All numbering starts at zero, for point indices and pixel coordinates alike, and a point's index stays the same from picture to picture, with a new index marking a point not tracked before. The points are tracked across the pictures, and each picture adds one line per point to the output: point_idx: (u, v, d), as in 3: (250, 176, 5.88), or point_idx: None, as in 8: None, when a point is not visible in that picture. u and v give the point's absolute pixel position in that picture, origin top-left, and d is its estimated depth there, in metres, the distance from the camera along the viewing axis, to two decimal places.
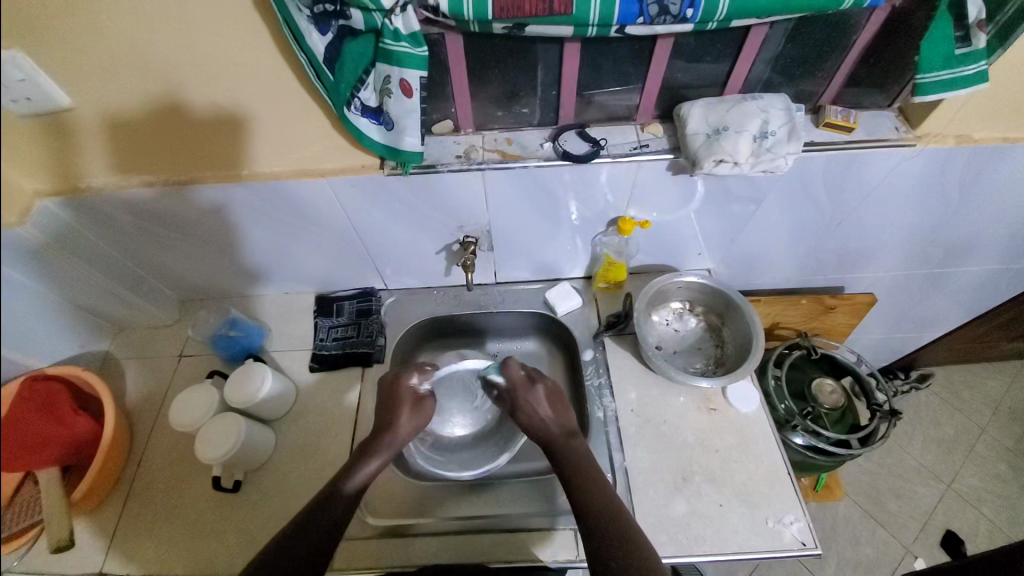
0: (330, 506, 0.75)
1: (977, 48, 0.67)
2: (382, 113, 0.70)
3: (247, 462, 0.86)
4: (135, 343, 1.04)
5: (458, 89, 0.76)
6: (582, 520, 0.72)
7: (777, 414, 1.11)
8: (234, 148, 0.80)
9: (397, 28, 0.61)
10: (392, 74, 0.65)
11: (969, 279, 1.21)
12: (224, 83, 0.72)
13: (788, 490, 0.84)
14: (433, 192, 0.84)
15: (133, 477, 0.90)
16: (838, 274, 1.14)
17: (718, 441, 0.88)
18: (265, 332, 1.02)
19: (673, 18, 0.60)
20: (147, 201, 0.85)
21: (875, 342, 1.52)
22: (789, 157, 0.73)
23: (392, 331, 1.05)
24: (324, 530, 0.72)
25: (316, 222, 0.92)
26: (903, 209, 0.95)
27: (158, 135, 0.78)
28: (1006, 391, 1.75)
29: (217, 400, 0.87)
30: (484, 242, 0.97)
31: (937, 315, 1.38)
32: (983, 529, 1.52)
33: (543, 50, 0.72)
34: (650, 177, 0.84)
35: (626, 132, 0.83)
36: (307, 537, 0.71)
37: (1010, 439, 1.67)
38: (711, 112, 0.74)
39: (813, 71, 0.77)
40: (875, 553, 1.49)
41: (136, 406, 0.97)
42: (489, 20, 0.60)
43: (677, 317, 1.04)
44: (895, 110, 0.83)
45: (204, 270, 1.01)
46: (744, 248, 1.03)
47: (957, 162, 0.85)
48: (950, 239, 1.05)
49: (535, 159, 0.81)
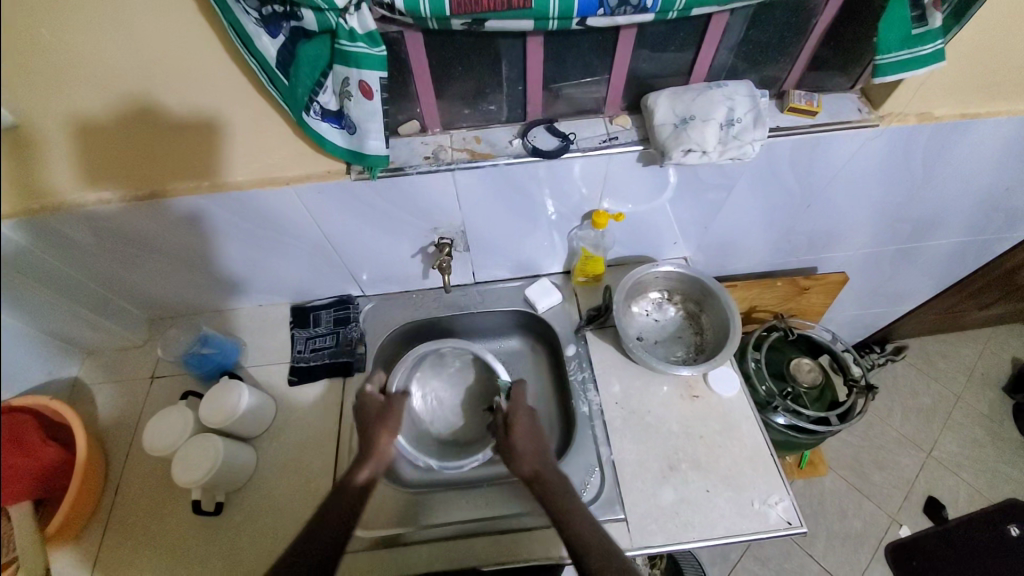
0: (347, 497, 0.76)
1: (932, 27, 0.67)
2: (343, 117, 0.67)
3: (228, 482, 0.84)
4: (105, 365, 1.00)
5: (421, 88, 0.74)
6: (577, 555, 0.68)
7: (758, 396, 1.12)
8: (193, 158, 0.77)
9: (352, 28, 0.58)
10: (351, 76, 0.62)
11: (938, 253, 1.25)
12: (181, 91, 0.70)
13: (772, 471, 0.85)
14: (403, 195, 0.83)
15: (111, 504, 0.87)
16: (812, 254, 1.16)
17: (702, 427, 0.89)
18: (239, 347, 0.99)
19: (633, 8, 0.59)
20: (108, 220, 0.81)
21: (851, 319, 1.56)
22: (756, 142, 0.73)
23: (372, 337, 1.03)
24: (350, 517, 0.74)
25: (287, 233, 0.89)
26: (871, 186, 0.96)
27: (116, 148, 0.75)
28: (980, 357, 1.82)
29: (193, 421, 0.84)
30: (460, 243, 0.95)
31: (909, 289, 1.42)
32: (963, 494, 1.58)
33: (506, 45, 0.70)
34: (622, 169, 0.83)
35: (595, 125, 0.82)
36: (316, 541, 0.70)
37: (984, 404, 1.74)
38: (677, 102, 0.74)
39: (775, 55, 0.78)
40: (862, 525, 1.54)
41: (108, 432, 0.93)
42: (447, 17, 0.58)
43: (656, 307, 1.04)
44: (857, 91, 0.84)
45: (175, 288, 0.98)
46: (719, 235, 1.04)
47: (919, 140, 0.87)
48: (919, 213, 1.07)
49: (505, 157, 0.79)
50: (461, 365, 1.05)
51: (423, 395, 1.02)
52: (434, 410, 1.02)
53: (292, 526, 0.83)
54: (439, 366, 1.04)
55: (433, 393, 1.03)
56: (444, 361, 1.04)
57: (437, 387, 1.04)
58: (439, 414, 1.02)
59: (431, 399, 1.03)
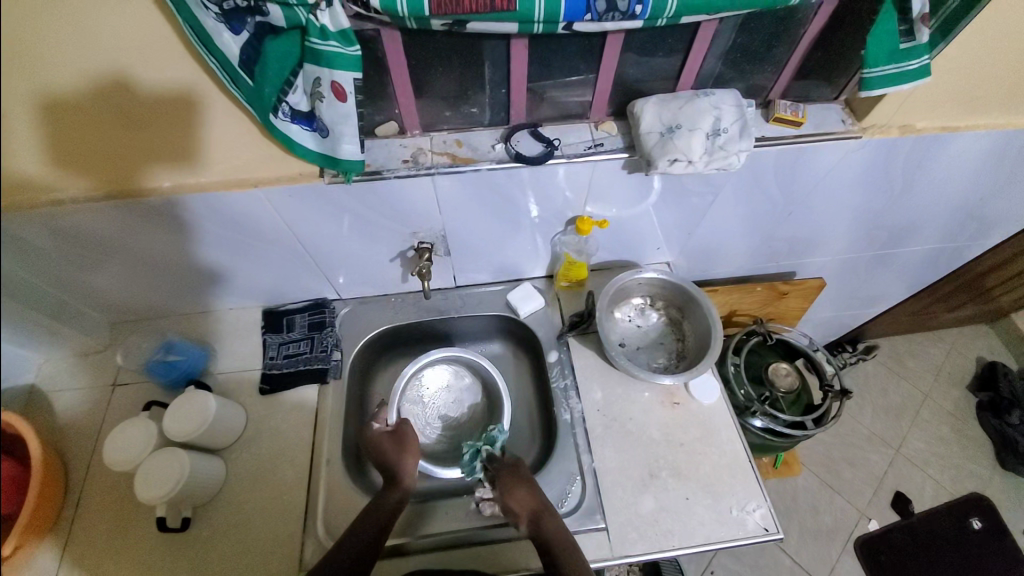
0: (363, 528, 0.75)
1: (920, 42, 0.66)
2: (315, 118, 0.62)
3: (195, 496, 0.80)
4: (62, 373, 0.94)
5: (400, 89, 0.71)
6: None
7: (737, 400, 1.12)
8: (151, 158, 0.72)
9: (323, 25, 0.54)
10: (323, 76, 0.58)
11: (913, 258, 1.28)
12: (141, 89, 0.65)
13: (750, 478, 0.86)
14: (380, 199, 0.79)
15: (71, 519, 0.82)
16: (792, 259, 1.17)
17: (682, 434, 0.89)
18: (208, 354, 0.95)
19: (621, 14, 0.57)
20: (63, 224, 0.76)
21: (827, 321, 1.59)
22: (741, 153, 0.72)
23: (349, 343, 1.00)
24: (360, 548, 0.73)
25: (258, 235, 0.85)
26: (852, 194, 0.97)
27: (77, 149, 0.70)
28: (946, 357, 1.89)
29: (156, 434, 0.80)
30: (440, 247, 0.93)
31: (883, 292, 1.46)
32: (928, 488, 1.65)
33: (490, 46, 0.67)
34: (607, 176, 0.82)
35: (580, 131, 0.80)
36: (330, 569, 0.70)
37: (950, 403, 1.81)
38: (664, 110, 0.72)
39: (763, 64, 0.77)
40: (833, 521, 1.60)
41: (67, 445, 0.88)
42: (426, 17, 0.55)
43: (639, 313, 1.03)
44: (842, 102, 0.84)
45: (138, 292, 0.93)
46: (702, 241, 1.04)
47: (900, 151, 0.87)
48: (895, 222, 1.09)
49: (487, 162, 0.77)
50: (418, 393, 1.04)
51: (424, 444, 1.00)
52: (450, 427, 1.03)
53: (266, 541, 0.80)
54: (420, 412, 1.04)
55: (438, 428, 1.02)
56: (427, 400, 1.04)
57: (440, 419, 1.03)
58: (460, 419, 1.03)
59: (443, 431, 1.02)
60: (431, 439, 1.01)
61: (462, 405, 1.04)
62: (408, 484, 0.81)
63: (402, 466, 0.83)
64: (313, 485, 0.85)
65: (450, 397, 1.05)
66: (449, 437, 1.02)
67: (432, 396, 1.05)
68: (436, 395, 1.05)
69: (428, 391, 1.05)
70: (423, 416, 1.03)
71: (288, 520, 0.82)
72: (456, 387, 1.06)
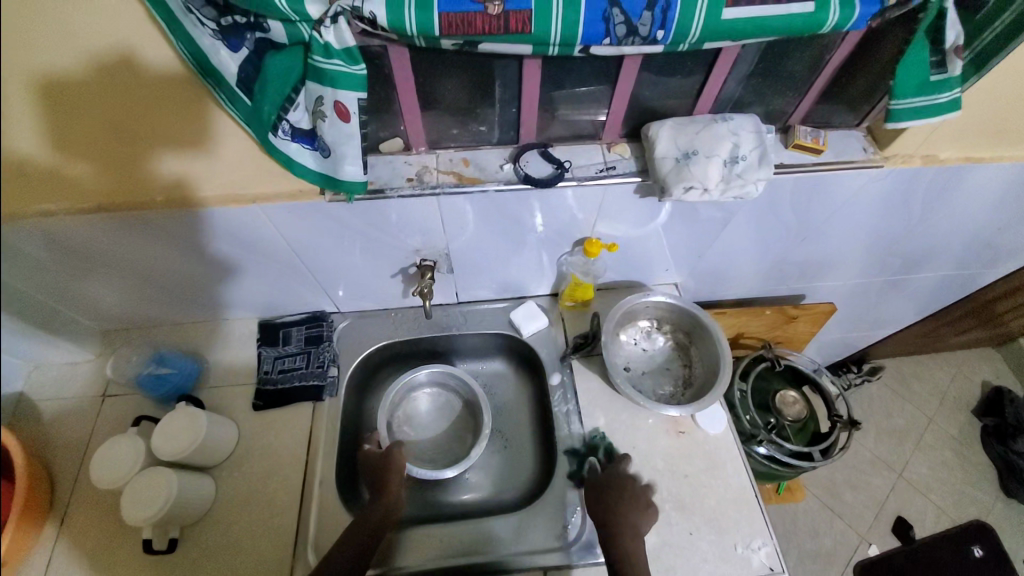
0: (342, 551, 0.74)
1: (952, 75, 0.64)
2: (316, 137, 0.59)
3: (183, 517, 0.78)
4: (52, 381, 0.92)
5: (406, 106, 0.68)
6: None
7: (742, 426, 1.09)
8: (159, 175, 0.71)
9: (327, 43, 0.52)
10: (325, 95, 0.55)
11: (925, 284, 1.25)
12: (142, 98, 0.62)
13: (756, 513, 0.83)
14: (383, 216, 0.77)
15: (53, 539, 0.79)
16: (803, 282, 1.13)
17: (687, 465, 0.87)
18: (199, 368, 0.92)
19: (641, 39, 0.54)
20: (62, 236, 0.74)
21: (834, 342, 1.56)
22: (759, 182, 0.69)
23: (346, 358, 0.97)
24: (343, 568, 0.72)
25: (254, 248, 0.83)
26: (868, 221, 0.93)
27: (82, 159, 0.68)
28: (952, 380, 1.86)
29: (144, 452, 0.78)
30: (443, 265, 0.90)
31: (892, 316, 1.43)
32: (931, 514, 1.63)
33: (501, 65, 0.65)
34: (618, 199, 0.79)
35: (592, 152, 0.77)
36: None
37: (954, 427, 1.78)
38: (680, 134, 0.70)
39: (785, 89, 0.74)
40: (833, 544, 1.57)
41: (54, 455, 0.86)
42: (436, 37, 0.53)
43: (645, 336, 1.01)
44: (863, 129, 0.81)
45: (133, 301, 0.90)
46: (712, 263, 1.01)
47: (921, 181, 0.84)
48: (910, 249, 1.06)
49: (494, 183, 0.74)
50: (405, 416, 1.01)
51: (426, 462, 0.98)
52: (449, 440, 1.00)
53: (254, 565, 0.78)
54: (412, 432, 1.01)
55: (437, 443, 1.00)
56: (418, 423, 1.01)
57: (433, 440, 1.00)
58: (455, 427, 1.01)
59: (436, 452, 0.99)
60: (431, 455, 0.99)
61: (452, 413, 1.03)
62: (396, 494, 0.81)
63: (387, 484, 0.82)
64: (305, 506, 0.83)
65: (440, 417, 1.02)
66: (443, 457, 0.99)
67: (421, 414, 1.02)
68: (425, 412, 1.03)
69: (415, 410, 1.02)
70: (415, 440, 1.00)
71: (278, 544, 0.80)
72: (438, 399, 1.04)
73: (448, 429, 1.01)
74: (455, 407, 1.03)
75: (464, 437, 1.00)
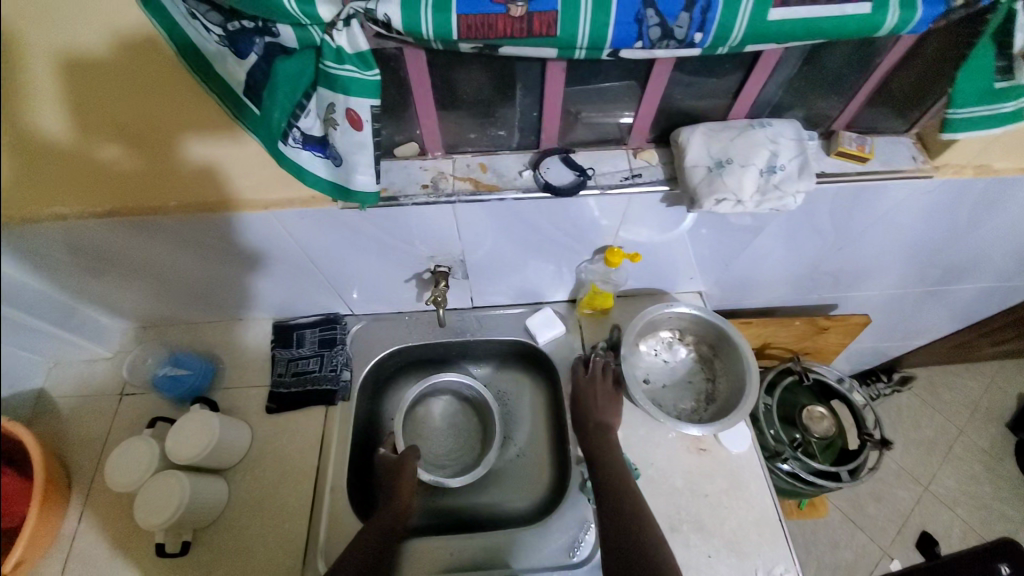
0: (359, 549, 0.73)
1: (1020, 83, 0.58)
2: (328, 145, 0.56)
3: (195, 520, 0.78)
4: (74, 378, 0.92)
5: (423, 110, 0.65)
6: None
7: (766, 441, 1.05)
8: (182, 175, 0.69)
9: (339, 47, 0.49)
10: (337, 102, 0.52)
11: (966, 295, 1.17)
12: (166, 95, 0.60)
13: (779, 538, 0.80)
14: (397, 223, 0.74)
15: (72, 538, 0.80)
16: (835, 292, 1.08)
17: (707, 485, 0.83)
18: (214, 369, 0.92)
19: (677, 42, 0.50)
20: (89, 236, 0.74)
21: (863, 351, 1.49)
22: (799, 194, 0.64)
23: (360, 362, 0.96)
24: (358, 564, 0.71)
25: (267, 251, 0.81)
26: (910, 230, 0.87)
27: (106, 158, 0.66)
28: (986, 392, 1.73)
29: (158, 456, 0.78)
30: (458, 271, 0.88)
31: (927, 326, 1.35)
32: (957, 530, 1.56)
33: (523, 67, 0.61)
34: (643, 208, 0.75)
35: (617, 159, 0.73)
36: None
37: (986, 441, 1.68)
38: (713, 141, 0.65)
39: (829, 92, 0.68)
40: (854, 557, 1.53)
41: (73, 453, 0.87)
42: (454, 41, 0.50)
43: (666, 347, 0.97)
44: (913, 135, 0.75)
45: (152, 300, 0.90)
46: (739, 272, 0.96)
47: (972, 192, 0.78)
48: (953, 260, 0.99)
49: (513, 190, 0.71)
50: (419, 422, 1.00)
51: (440, 467, 0.97)
52: (463, 447, 0.99)
53: (263, 571, 0.78)
54: (426, 437, 1.00)
55: (450, 451, 0.99)
56: (429, 430, 1.00)
57: (443, 448, 0.99)
58: (470, 434, 1.00)
59: (446, 460, 0.98)
60: (444, 463, 0.98)
61: (467, 419, 1.02)
62: (406, 500, 0.81)
63: (398, 489, 0.82)
64: (315, 512, 0.82)
65: (451, 425, 1.01)
66: (453, 465, 0.97)
67: (436, 420, 1.01)
68: (440, 418, 1.01)
69: (430, 415, 1.01)
70: (426, 447, 0.98)
71: (288, 552, 0.80)
72: (453, 405, 1.02)
73: (462, 436, 1.00)
74: (471, 413, 1.02)
75: (478, 445, 0.99)
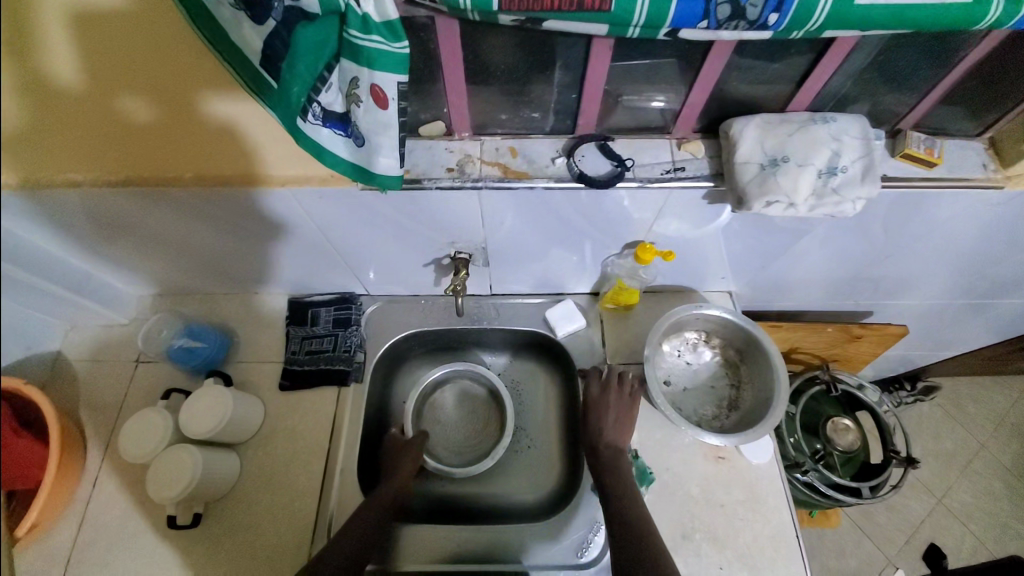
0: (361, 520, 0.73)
1: None
2: (350, 123, 0.52)
3: (207, 493, 0.78)
4: (91, 343, 0.92)
5: (453, 87, 0.60)
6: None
7: (784, 448, 1.03)
8: (198, 141, 0.66)
9: (366, 14, 0.45)
10: (362, 76, 0.48)
11: (1010, 309, 1.10)
12: (181, 52, 0.57)
13: (795, 554, 0.77)
14: (418, 208, 0.70)
15: (85, 503, 0.82)
16: (872, 300, 1.02)
17: (723, 495, 0.81)
18: (228, 342, 0.92)
19: (748, 23, 0.44)
20: (101, 204, 0.71)
21: (890, 358, 1.43)
22: (859, 201, 0.58)
23: (374, 344, 0.94)
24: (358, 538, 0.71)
25: (283, 228, 0.78)
26: (967, 241, 0.80)
27: (121, 119, 0.64)
28: (1013, 406, 1.67)
29: (171, 427, 0.78)
30: (478, 258, 0.84)
31: (962, 338, 1.28)
32: (968, 544, 1.52)
33: (565, 44, 0.56)
34: (682, 205, 0.69)
35: (659, 150, 0.67)
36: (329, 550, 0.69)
37: (1008, 456, 1.63)
38: (768, 137, 0.60)
39: (902, 86, 0.61)
40: (858, 564, 1.51)
41: (88, 418, 0.87)
42: (494, 12, 0.44)
43: (690, 349, 0.93)
44: (985, 139, 0.68)
45: (166, 270, 0.89)
46: (774, 275, 0.90)
47: None
48: (1006, 272, 0.92)
49: (544, 179, 0.66)
50: (431, 408, 0.99)
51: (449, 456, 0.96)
52: (473, 437, 0.97)
53: (271, 547, 0.79)
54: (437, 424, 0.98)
55: (461, 440, 0.97)
56: (439, 417, 0.98)
57: (454, 436, 0.98)
58: (482, 424, 0.98)
59: (455, 448, 0.97)
60: (455, 451, 0.96)
61: (479, 409, 0.99)
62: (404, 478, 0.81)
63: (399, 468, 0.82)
64: (324, 493, 0.82)
65: (462, 414, 0.99)
66: (462, 454, 0.96)
67: (448, 407, 0.99)
68: (452, 405, 1.00)
69: (442, 402, 1.00)
70: (435, 434, 0.97)
71: (296, 531, 0.80)
72: (467, 393, 1.00)
73: (473, 425, 0.98)
74: (484, 402, 1.00)
75: (489, 436, 0.97)
